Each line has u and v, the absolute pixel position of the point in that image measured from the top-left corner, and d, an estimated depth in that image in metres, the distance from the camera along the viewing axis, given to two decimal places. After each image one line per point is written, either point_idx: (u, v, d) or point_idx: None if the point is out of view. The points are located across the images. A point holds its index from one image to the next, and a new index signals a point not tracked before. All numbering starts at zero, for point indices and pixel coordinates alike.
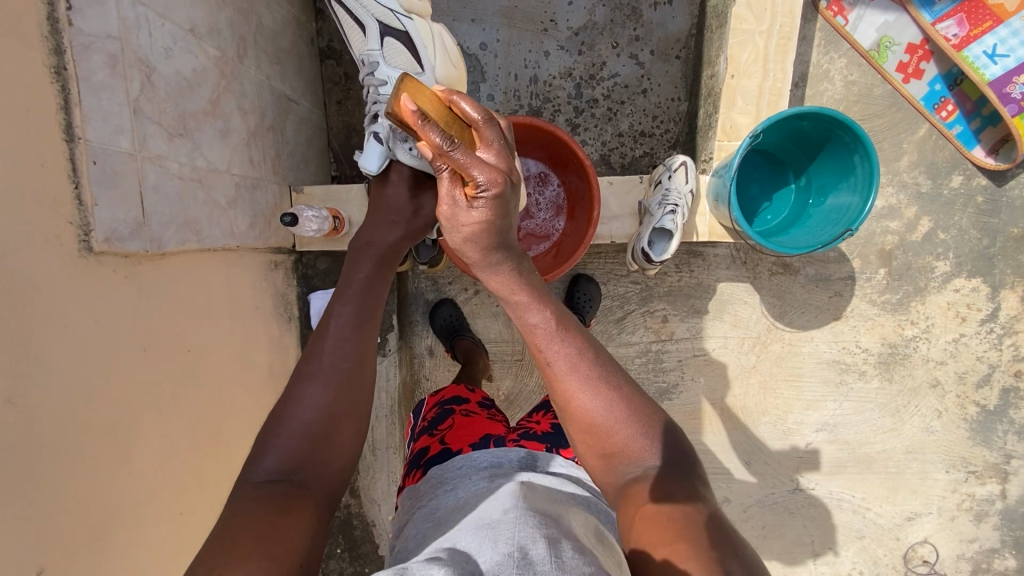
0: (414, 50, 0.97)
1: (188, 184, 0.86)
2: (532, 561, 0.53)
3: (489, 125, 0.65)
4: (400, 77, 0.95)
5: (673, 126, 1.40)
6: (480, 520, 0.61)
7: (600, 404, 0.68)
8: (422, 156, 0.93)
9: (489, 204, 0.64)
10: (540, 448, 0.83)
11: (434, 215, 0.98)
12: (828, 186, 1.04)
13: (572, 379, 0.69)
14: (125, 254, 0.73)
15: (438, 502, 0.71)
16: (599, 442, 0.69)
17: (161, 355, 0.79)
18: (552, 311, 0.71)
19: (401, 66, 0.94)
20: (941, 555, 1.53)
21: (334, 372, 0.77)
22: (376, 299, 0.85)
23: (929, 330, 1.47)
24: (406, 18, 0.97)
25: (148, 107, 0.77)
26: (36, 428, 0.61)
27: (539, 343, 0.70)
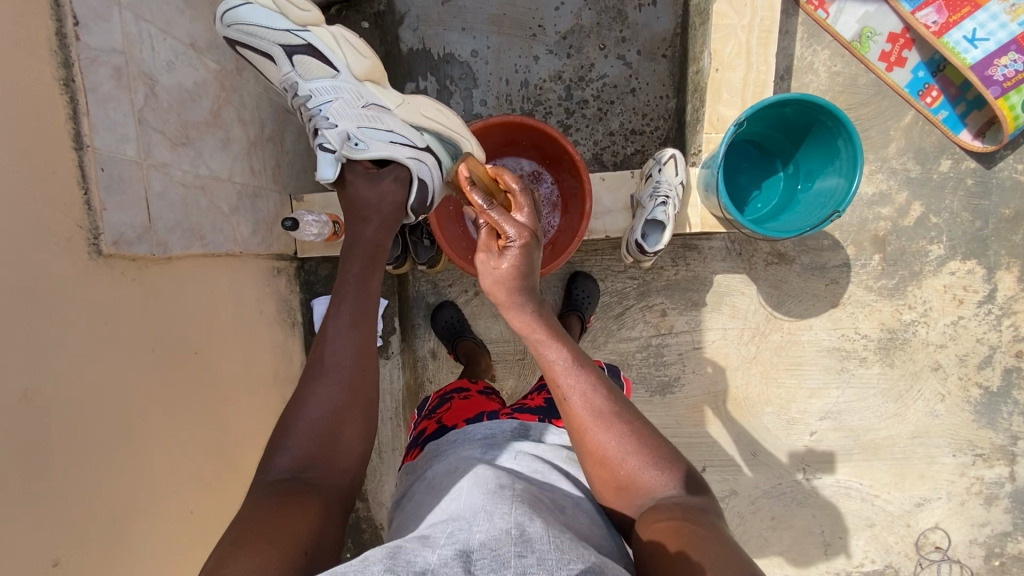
0: (322, 55, 0.93)
1: (192, 191, 0.89)
2: (528, 539, 0.54)
3: (524, 194, 0.78)
4: (321, 86, 0.94)
5: (662, 124, 1.43)
6: (475, 501, 0.62)
7: (615, 439, 0.69)
8: (375, 146, 0.93)
9: (515, 253, 0.74)
10: (532, 419, 0.84)
11: (410, 203, 0.95)
12: (816, 171, 1.06)
13: (586, 413, 0.70)
14: (132, 257, 0.76)
15: (433, 479, 0.72)
16: (613, 475, 0.69)
17: (170, 355, 0.82)
18: (570, 348, 0.73)
19: (318, 76, 0.93)
20: (953, 541, 1.52)
21: (338, 373, 0.77)
22: (373, 294, 0.85)
23: (927, 314, 1.48)
24: (301, 29, 0.92)
25: (152, 117, 0.80)
26: (51, 423, 0.63)
27: (556, 377, 0.71)
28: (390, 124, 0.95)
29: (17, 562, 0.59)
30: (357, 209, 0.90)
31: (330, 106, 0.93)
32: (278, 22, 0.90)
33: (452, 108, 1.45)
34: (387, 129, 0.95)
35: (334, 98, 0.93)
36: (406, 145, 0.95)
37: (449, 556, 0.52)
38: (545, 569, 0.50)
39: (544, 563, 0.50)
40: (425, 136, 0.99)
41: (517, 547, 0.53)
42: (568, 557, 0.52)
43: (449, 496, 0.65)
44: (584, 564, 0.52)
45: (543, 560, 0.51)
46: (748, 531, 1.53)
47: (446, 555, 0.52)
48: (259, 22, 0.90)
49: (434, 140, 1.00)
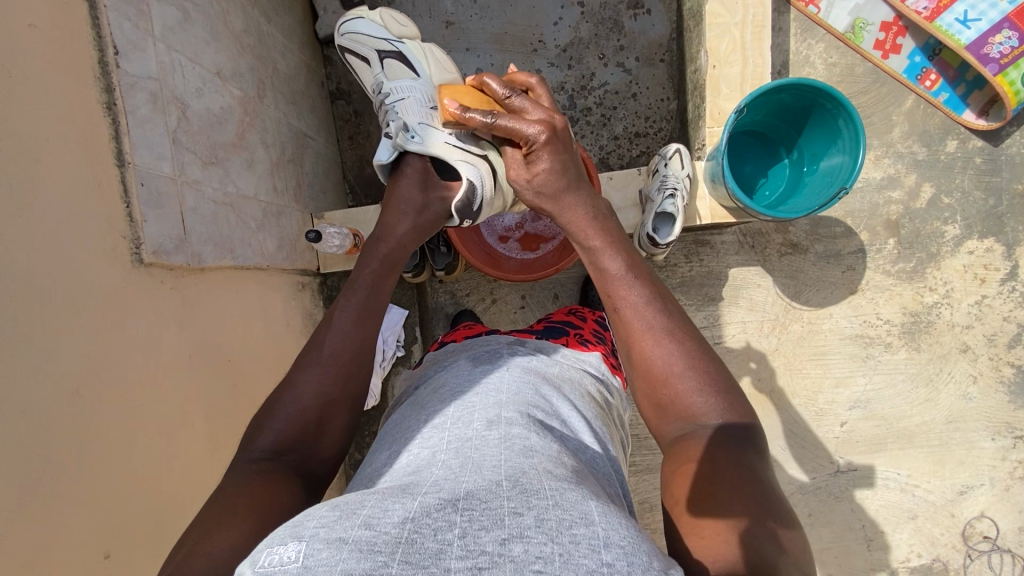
0: (409, 61, 1.05)
1: (222, 207, 0.94)
2: (527, 494, 0.50)
3: (541, 87, 0.87)
4: (401, 85, 1.03)
5: (665, 125, 1.47)
6: (467, 452, 0.58)
7: (665, 351, 0.70)
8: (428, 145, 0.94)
9: (549, 148, 0.80)
10: (529, 337, 0.92)
11: (455, 203, 0.91)
12: (820, 153, 1.09)
13: (639, 325, 0.72)
14: (170, 266, 0.80)
15: (427, 409, 0.71)
16: (657, 390, 0.70)
17: (203, 360, 0.86)
18: (624, 258, 0.76)
19: (401, 77, 1.04)
20: (1002, 529, 1.46)
21: (335, 364, 0.76)
22: (384, 294, 0.85)
23: (950, 295, 1.47)
24: (398, 40, 1.07)
25: (185, 138, 0.86)
26: (100, 422, 0.67)
27: (610, 286, 0.75)
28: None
29: (68, 553, 0.61)
30: (395, 204, 0.93)
31: (401, 103, 1.01)
32: (380, 34, 1.06)
33: None
34: None
35: (407, 96, 1.01)
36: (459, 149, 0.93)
37: (432, 504, 0.48)
38: (545, 532, 0.46)
39: (544, 525, 0.46)
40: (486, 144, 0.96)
41: (513, 503, 0.48)
42: (571, 518, 0.47)
43: (440, 438, 0.63)
44: (588, 527, 0.47)
45: (542, 520, 0.47)
46: None
47: (429, 504, 0.48)
48: (366, 32, 1.07)
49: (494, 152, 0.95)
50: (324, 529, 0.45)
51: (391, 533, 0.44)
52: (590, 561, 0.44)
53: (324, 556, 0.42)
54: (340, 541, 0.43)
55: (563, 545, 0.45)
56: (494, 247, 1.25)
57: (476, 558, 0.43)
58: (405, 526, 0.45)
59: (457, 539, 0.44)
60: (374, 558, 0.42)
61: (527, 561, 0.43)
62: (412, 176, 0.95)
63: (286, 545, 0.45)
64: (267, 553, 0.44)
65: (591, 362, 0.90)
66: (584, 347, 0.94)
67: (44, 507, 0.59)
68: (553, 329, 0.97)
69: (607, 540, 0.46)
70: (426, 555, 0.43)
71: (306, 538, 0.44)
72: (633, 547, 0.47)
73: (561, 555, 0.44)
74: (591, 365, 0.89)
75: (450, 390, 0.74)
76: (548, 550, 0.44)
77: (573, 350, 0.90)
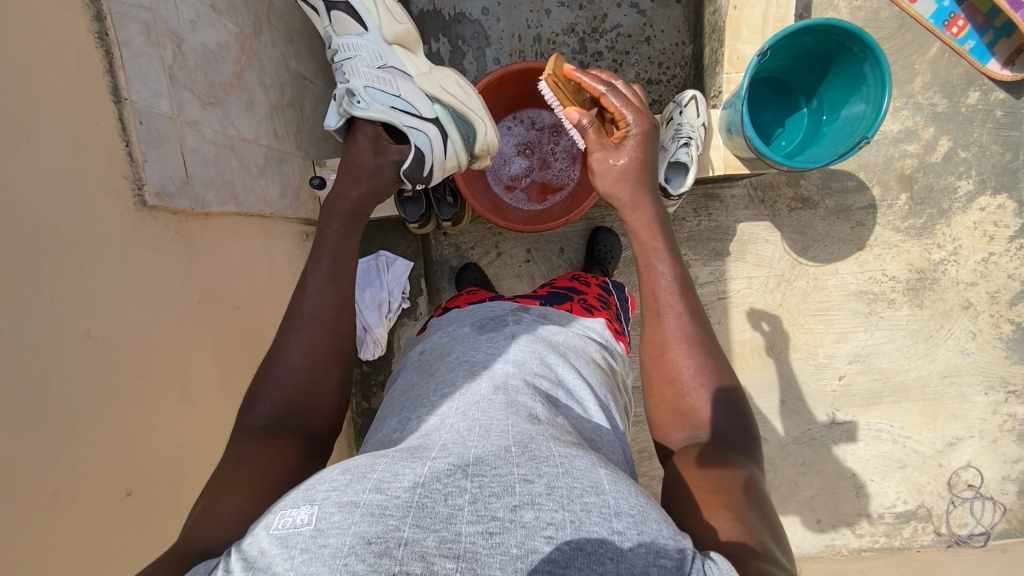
0: (356, 13, 0.93)
1: (223, 149, 0.91)
2: (537, 461, 0.49)
3: None
4: (347, 41, 0.94)
5: (680, 71, 1.41)
6: (475, 417, 0.58)
7: (692, 368, 0.71)
8: (375, 109, 0.89)
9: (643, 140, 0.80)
10: (533, 303, 0.90)
11: (405, 166, 0.90)
12: (841, 102, 1.05)
13: (675, 333, 0.73)
14: (174, 210, 0.78)
15: (437, 377, 0.70)
16: (675, 397, 0.71)
17: (212, 306, 0.86)
18: (678, 271, 0.75)
19: (348, 32, 0.94)
20: (986, 478, 1.52)
21: (318, 325, 0.73)
22: (351, 255, 0.81)
23: (957, 252, 1.46)
24: None
25: (181, 75, 0.82)
26: (112, 365, 0.66)
27: (657, 292, 0.75)
28: (400, 88, 0.91)
29: (92, 491, 0.62)
30: (349, 169, 0.87)
31: (348, 63, 0.93)
32: None
33: (466, 68, 1.45)
34: (394, 91, 0.91)
35: (355, 54, 0.93)
36: (407, 112, 0.90)
37: (442, 469, 0.48)
38: (555, 499, 0.45)
39: (555, 492, 0.46)
40: (436, 107, 0.95)
41: (523, 470, 0.48)
42: (581, 487, 0.47)
43: (449, 405, 0.62)
44: (599, 495, 0.46)
45: (552, 488, 0.46)
46: (779, 476, 1.55)
47: (439, 469, 0.48)
48: None
49: (443, 114, 0.95)
50: (335, 493, 0.45)
51: (402, 498, 0.44)
52: (601, 528, 0.44)
53: (337, 519, 0.43)
54: (353, 506, 0.44)
55: (573, 512, 0.44)
56: (500, 197, 1.22)
57: (487, 522, 0.43)
58: (416, 491, 0.45)
59: (468, 504, 0.44)
60: (386, 521, 0.42)
61: (539, 527, 0.43)
62: (366, 141, 0.89)
63: (299, 508, 0.45)
64: (281, 516, 0.45)
65: (596, 329, 0.89)
66: (590, 314, 0.93)
67: (67, 447, 0.60)
68: (558, 295, 0.96)
69: (617, 508, 0.46)
70: (437, 518, 0.43)
71: (318, 502, 0.45)
72: (643, 516, 0.46)
73: (572, 521, 0.44)
74: (595, 331, 0.88)
75: (457, 358, 0.73)
76: (559, 516, 0.44)
77: (578, 317, 0.89)
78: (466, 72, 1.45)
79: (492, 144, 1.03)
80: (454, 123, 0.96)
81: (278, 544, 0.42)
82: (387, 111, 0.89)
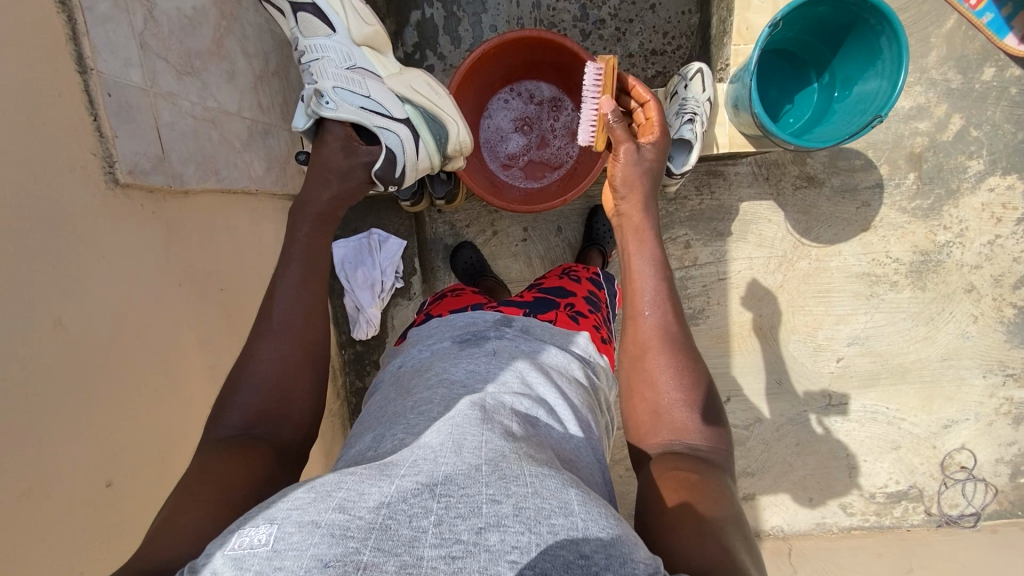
0: (322, 14, 0.89)
1: (202, 123, 0.86)
2: (506, 480, 0.47)
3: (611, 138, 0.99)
4: (315, 42, 0.90)
5: (685, 42, 1.35)
6: (449, 430, 0.56)
7: (670, 383, 0.70)
8: (345, 110, 0.86)
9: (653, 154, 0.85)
10: (517, 313, 0.85)
11: (375, 167, 0.86)
12: (854, 77, 1.00)
13: (655, 336, 0.73)
14: (149, 188, 0.74)
15: (412, 393, 0.67)
16: (652, 400, 0.70)
17: (194, 289, 0.82)
18: (666, 282, 0.76)
19: (314, 32, 0.90)
20: (979, 460, 1.53)
21: (288, 328, 0.71)
22: (322, 256, 0.79)
23: (963, 235, 1.43)
24: None
25: (154, 43, 0.77)
26: (87, 352, 0.63)
27: (640, 292, 0.76)
28: (370, 89, 0.88)
29: (69, 483, 0.61)
30: (319, 171, 0.84)
31: (315, 64, 0.89)
32: None
33: (461, 36, 1.38)
34: (365, 93, 0.88)
35: (322, 56, 0.89)
36: (378, 112, 0.87)
37: (409, 489, 0.46)
38: (522, 521, 0.43)
39: (522, 514, 0.44)
40: (407, 108, 0.92)
41: (491, 489, 0.46)
42: (550, 508, 0.45)
43: (422, 423, 0.60)
44: (568, 517, 0.44)
45: (520, 509, 0.44)
46: (773, 456, 1.56)
47: (406, 487, 0.46)
48: None
49: (414, 115, 0.92)
50: (297, 512, 0.43)
51: (365, 519, 0.42)
52: (567, 552, 0.42)
53: (295, 540, 0.41)
54: (314, 526, 0.42)
55: (541, 536, 0.42)
56: (496, 174, 1.18)
57: (450, 546, 0.41)
58: (380, 512, 0.43)
59: (432, 527, 0.42)
60: (346, 543, 0.40)
61: (503, 551, 0.41)
62: (335, 142, 0.86)
63: (259, 527, 0.44)
64: (239, 535, 0.43)
65: (579, 343, 0.83)
66: (575, 325, 0.87)
67: (40, 438, 0.57)
68: (544, 301, 0.90)
69: (585, 531, 0.44)
70: (398, 542, 0.41)
71: (278, 521, 0.43)
72: (612, 539, 0.44)
73: (538, 545, 0.42)
74: (579, 345, 0.83)
75: (436, 373, 0.70)
76: (524, 540, 0.42)
77: (562, 329, 0.85)
78: (461, 40, 1.38)
79: (466, 145, 1.01)
80: (425, 124, 0.93)
81: (232, 564, 0.40)
82: (357, 112, 0.86)
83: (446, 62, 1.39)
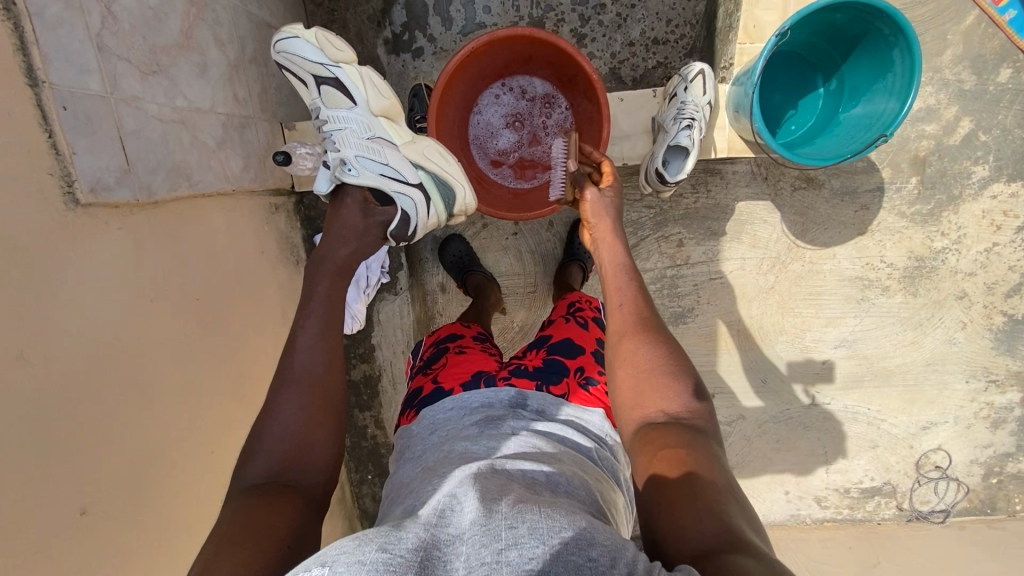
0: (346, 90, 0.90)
1: (170, 125, 0.81)
2: (522, 511, 0.48)
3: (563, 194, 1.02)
4: (335, 114, 0.90)
5: (689, 30, 1.27)
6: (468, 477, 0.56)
7: (649, 352, 0.73)
8: (366, 177, 0.87)
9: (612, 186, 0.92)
10: (530, 387, 0.79)
11: (389, 228, 0.89)
12: (862, 88, 0.95)
13: (627, 322, 0.77)
14: (114, 203, 0.71)
15: (433, 469, 0.65)
16: (636, 380, 0.71)
17: (168, 303, 0.80)
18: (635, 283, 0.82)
19: (336, 105, 0.90)
20: (953, 460, 1.56)
21: (308, 380, 0.73)
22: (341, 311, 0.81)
23: (960, 241, 1.40)
24: (336, 64, 0.89)
25: (114, 43, 0.71)
26: (54, 384, 0.62)
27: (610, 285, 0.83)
28: (389, 157, 0.89)
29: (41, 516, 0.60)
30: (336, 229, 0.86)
31: (335, 135, 0.90)
32: (313, 55, 0.87)
33: (453, 16, 1.30)
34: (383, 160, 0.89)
35: (344, 128, 0.89)
36: (396, 179, 0.89)
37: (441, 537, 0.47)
38: (536, 537, 0.45)
39: (535, 531, 0.45)
40: (420, 174, 0.92)
41: (507, 516, 0.47)
42: (559, 525, 0.47)
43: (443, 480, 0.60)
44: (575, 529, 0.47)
45: (534, 529, 0.46)
46: (753, 451, 1.58)
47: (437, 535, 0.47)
48: (299, 51, 0.88)
49: (428, 179, 0.92)
50: (344, 553, 0.43)
51: (404, 558, 0.43)
52: (578, 558, 0.44)
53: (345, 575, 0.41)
54: (360, 564, 0.42)
55: (553, 545, 0.44)
56: (485, 171, 1.14)
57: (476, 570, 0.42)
58: (417, 552, 0.44)
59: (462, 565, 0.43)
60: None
61: (522, 563, 0.43)
62: (353, 206, 0.88)
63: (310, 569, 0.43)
64: None
65: (593, 423, 0.78)
66: (590, 396, 0.81)
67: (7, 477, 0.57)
68: (555, 362, 0.84)
69: (591, 538, 0.46)
70: None
71: (330, 561, 0.43)
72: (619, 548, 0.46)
73: (554, 555, 0.44)
74: (592, 425, 0.78)
75: (453, 449, 0.68)
76: (541, 552, 0.44)
77: (576, 405, 0.79)
78: (453, 21, 1.30)
79: (472, 207, 1.00)
80: (437, 188, 0.94)
81: None
82: (376, 181, 0.88)
83: (436, 45, 1.31)
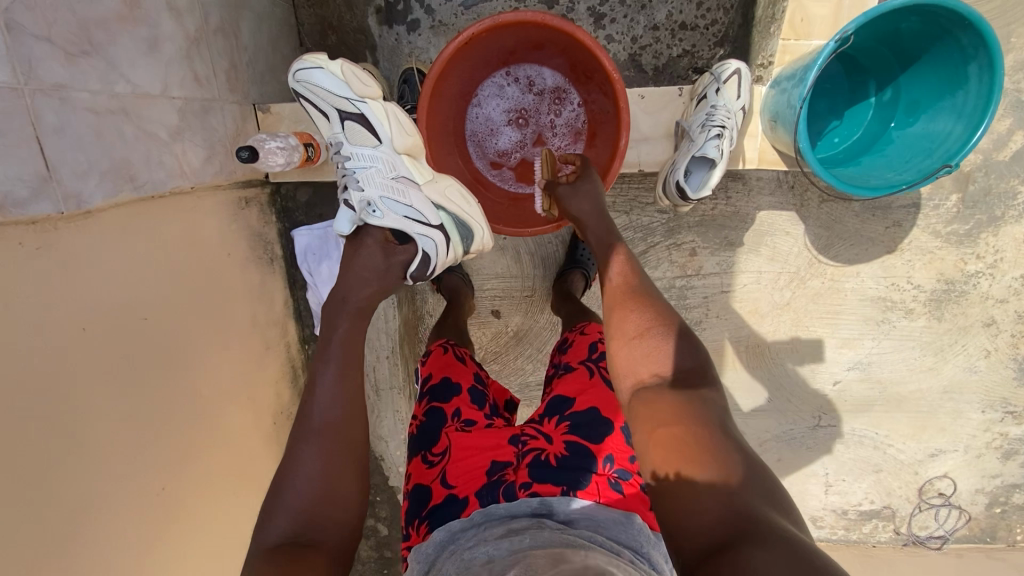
0: (370, 127, 0.83)
1: (108, 117, 0.69)
2: None
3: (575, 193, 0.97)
4: (359, 152, 0.83)
5: (722, 15, 1.12)
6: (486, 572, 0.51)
7: (635, 319, 0.71)
8: (391, 219, 0.82)
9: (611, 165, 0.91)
10: (554, 492, 0.69)
11: (411, 269, 0.83)
12: (924, 103, 0.85)
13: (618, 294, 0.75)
14: (31, 218, 0.60)
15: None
16: (625, 351, 0.69)
17: (107, 329, 0.69)
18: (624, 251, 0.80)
19: (359, 142, 0.83)
20: (958, 488, 1.49)
21: (330, 428, 0.69)
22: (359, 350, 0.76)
23: (995, 266, 1.30)
24: (361, 99, 0.82)
25: (27, 19, 0.57)
26: None
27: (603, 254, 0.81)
28: (414, 200, 0.83)
29: None
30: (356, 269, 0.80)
31: (360, 176, 0.83)
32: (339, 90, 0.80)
33: None
34: (409, 203, 0.83)
35: (370, 168, 0.83)
36: (420, 221, 0.83)
37: None
38: None
39: None
40: (442, 214, 0.86)
41: None
42: None
43: None
44: None
45: None
46: None
47: None
48: (322, 84, 0.80)
49: (450, 221, 0.87)
50: None
51: None
52: None
53: None
54: None
55: None
56: (482, 172, 1.01)
57: None
58: None
59: None
60: None
61: None
62: (374, 244, 0.82)
63: None
64: None
65: (633, 529, 0.68)
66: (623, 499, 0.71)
67: None
68: (579, 452, 0.74)
69: None
70: None
71: None
72: None
73: None
74: (632, 530, 0.68)
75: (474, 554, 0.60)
76: None
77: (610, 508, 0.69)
78: None
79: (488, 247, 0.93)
80: (458, 228, 0.88)
81: None
82: (401, 224, 0.82)
83: (435, 17, 1.16)
